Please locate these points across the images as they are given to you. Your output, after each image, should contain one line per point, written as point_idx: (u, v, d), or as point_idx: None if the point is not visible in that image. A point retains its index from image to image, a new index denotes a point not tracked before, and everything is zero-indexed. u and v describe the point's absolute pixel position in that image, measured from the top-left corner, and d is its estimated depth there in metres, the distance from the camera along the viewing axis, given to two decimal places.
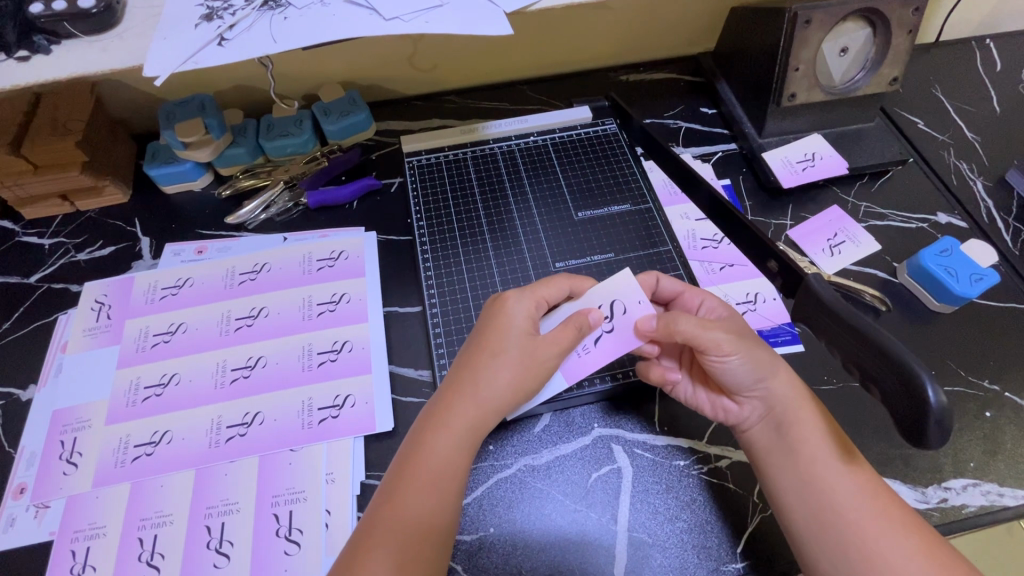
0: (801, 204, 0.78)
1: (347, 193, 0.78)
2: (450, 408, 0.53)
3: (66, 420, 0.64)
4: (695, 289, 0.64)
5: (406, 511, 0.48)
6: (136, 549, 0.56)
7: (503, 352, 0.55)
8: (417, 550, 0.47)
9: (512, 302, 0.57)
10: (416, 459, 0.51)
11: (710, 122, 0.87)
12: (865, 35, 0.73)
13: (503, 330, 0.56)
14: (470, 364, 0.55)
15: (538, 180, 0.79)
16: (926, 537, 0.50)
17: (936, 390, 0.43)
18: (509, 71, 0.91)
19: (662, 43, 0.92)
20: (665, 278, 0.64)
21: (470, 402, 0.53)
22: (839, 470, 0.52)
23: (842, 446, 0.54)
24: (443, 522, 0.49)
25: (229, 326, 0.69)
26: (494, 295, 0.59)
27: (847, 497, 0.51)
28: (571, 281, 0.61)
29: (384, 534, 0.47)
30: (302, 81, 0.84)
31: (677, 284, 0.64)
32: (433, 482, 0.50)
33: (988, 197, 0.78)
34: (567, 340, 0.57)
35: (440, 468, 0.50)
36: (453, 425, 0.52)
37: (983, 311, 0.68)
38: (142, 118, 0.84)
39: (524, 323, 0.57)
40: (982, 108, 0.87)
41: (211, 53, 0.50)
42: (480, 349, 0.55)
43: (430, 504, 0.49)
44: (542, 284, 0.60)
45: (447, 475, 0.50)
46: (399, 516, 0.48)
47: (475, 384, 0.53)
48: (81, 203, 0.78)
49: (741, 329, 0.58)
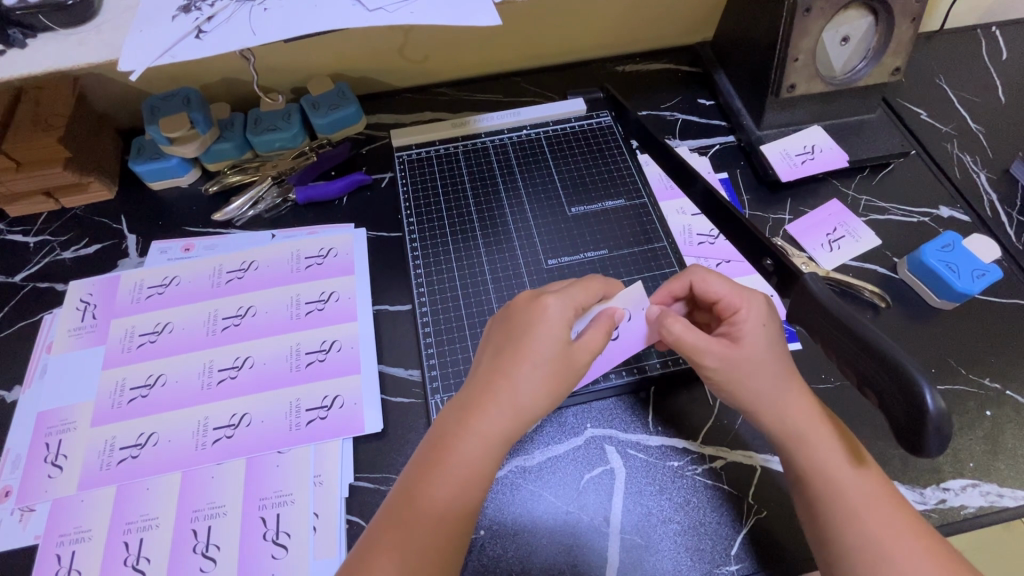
0: (800, 198, 0.76)
1: (337, 188, 0.77)
2: (482, 411, 0.49)
3: (50, 422, 0.63)
4: (744, 296, 0.55)
5: (430, 504, 0.46)
6: (121, 554, 0.55)
7: (538, 356, 0.50)
8: (437, 554, 0.45)
9: (553, 305, 0.52)
10: (443, 460, 0.47)
11: (708, 114, 0.85)
12: (867, 24, 0.70)
13: (540, 331, 0.51)
14: (500, 365, 0.50)
15: (531, 175, 0.78)
16: (945, 548, 0.46)
17: (934, 395, 0.42)
18: (502, 62, 0.89)
19: (659, 33, 0.90)
20: (710, 279, 0.57)
21: (508, 406, 0.49)
22: (850, 472, 0.49)
23: (853, 447, 0.51)
24: (466, 524, 0.47)
25: (216, 326, 0.67)
26: (528, 293, 0.54)
27: (859, 499, 0.48)
28: (607, 286, 0.58)
29: (405, 531, 0.45)
30: (290, 74, 0.83)
31: (723, 287, 0.56)
32: (461, 483, 0.47)
33: (991, 191, 0.76)
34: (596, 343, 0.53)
35: (467, 470, 0.47)
36: (485, 427, 0.48)
37: (985, 308, 0.67)
38: (129, 114, 0.83)
39: (563, 325, 0.52)
40: (987, 98, 0.85)
41: (188, 45, 0.48)
42: (514, 348, 0.50)
43: (455, 503, 0.47)
44: (581, 288, 0.55)
45: (474, 477, 0.47)
46: (420, 509, 0.46)
47: (507, 388, 0.49)
48: (65, 200, 0.77)
49: (749, 355, 0.52)
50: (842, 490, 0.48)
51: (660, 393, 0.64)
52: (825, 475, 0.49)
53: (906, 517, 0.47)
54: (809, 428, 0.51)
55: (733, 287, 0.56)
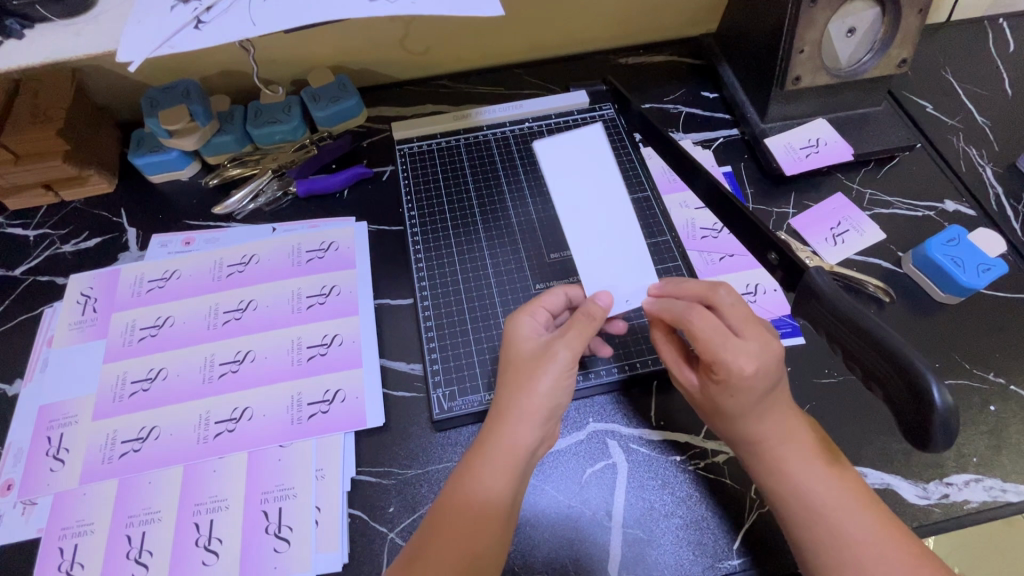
0: (803, 191, 0.76)
1: (337, 181, 0.76)
2: (500, 421, 0.49)
3: (52, 416, 0.63)
4: (728, 361, 0.47)
5: (480, 496, 0.46)
6: (123, 547, 0.55)
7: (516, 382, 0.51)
8: (476, 552, 0.45)
9: (515, 339, 0.53)
10: (473, 464, 0.48)
11: (711, 107, 0.84)
12: (873, 15, 0.69)
13: (521, 362, 0.52)
14: (509, 385, 0.51)
15: (532, 168, 0.77)
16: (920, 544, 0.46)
17: (941, 390, 0.43)
18: (503, 54, 0.88)
19: (662, 24, 0.89)
20: (695, 334, 0.49)
21: (507, 424, 0.49)
22: (824, 471, 0.49)
23: (819, 445, 0.51)
24: (495, 526, 0.46)
25: (216, 320, 0.67)
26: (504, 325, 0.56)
27: (837, 498, 0.48)
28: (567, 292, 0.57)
29: (450, 527, 0.45)
30: (290, 66, 0.82)
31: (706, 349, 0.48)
32: (496, 484, 0.47)
33: (997, 184, 0.75)
34: (578, 341, 0.52)
35: (497, 474, 0.47)
36: (510, 443, 0.48)
37: (990, 303, 0.67)
38: (128, 106, 0.83)
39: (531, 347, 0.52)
40: (993, 90, 0.84)
41: (187, 36, 0.47)
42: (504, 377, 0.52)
43: (505, 496, 0.47)
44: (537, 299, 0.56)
45: (500, 482, 0.47)
46: (469, 499, 0.46)
47: (520, 403, 0.49)
48: (65, 193, 0.77)
49: (713, 403, 0.51)
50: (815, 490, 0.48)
51: (662, 386, 0.64)
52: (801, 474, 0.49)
53: (876, 515, 0.47)
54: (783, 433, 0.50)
55: (723, 349, 0.48)
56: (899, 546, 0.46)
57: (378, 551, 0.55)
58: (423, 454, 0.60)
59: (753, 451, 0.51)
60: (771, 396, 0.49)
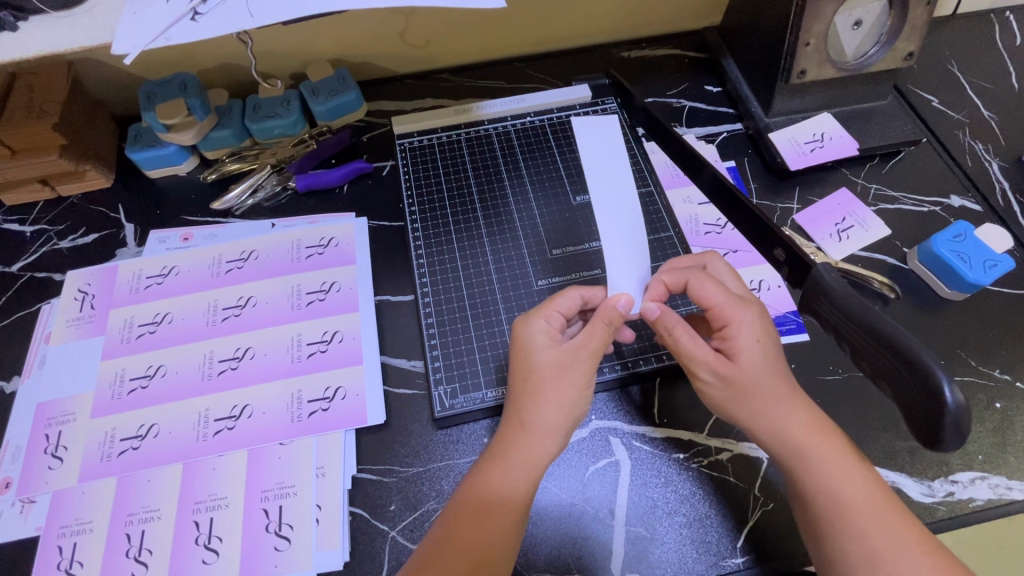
0: (808, 186, 0.75)
1: (337, 176, 0.75)
2: (522, 431, 0.49)
3: (50, 413, 0.62)
4: (737, 308, 0.51)
5: (496, 494, 0.47)
6: (123, 545, 0.55)
7: (535, 390, 0.49)
8: (488, 560, 0.45)
9: (534, 342, 0.51)
10: (493, 474, 0.48)
11: (715, 101, 0.83)
12: (880, 7, 0.68)
13: (541, 369, 0.50)
14: (530, 389, 0.50)
15: (534, 163, 0.76)
16: (935, 542, 0.46)
17: (953, 389, 0.42)
18: (505, 46, 0.87)
19: (665, 17, 0.88)
20: (705, 289, 0.52)
21: (527, 435, 0.48)
22: (839, 468, 0.48)
23: (840, 441, 0.50)
24: (512, 535, 0.47)
25: (216, 316, 0.67)
26: (512, 326, 0.54)
27: (856, 494, 0.47)
28: (583, 290, 0.55)
29: (465, 532, 0.46)
30: (288, 59, 0.81)
31: (717, 295, 0.52)
32: (516, 497, 0.47)
33: (1003, 179, 0.75)
34: (597, 343, 0.51)
35: (516, 486, 0.47)
36: (532, 449, 0.48)
37: (996, 299, 0.66)
38: (124, 100, 0.82)
39: (548, 350, 0.51)
40: (999, 84, 0.83)
41: (183, 28, 0.45)
42: (521, 384, 0.50)
43: (523, 503, 0.47)
44: (549, 299, 0.54)
45: (519, 492, 0.47)
46: (485, 496, 0.47)
47: (541, 408, 0.49)
48: (61, 188, 0.76)
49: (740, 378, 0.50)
50: (835, 486, 0.47)
51: (665, 383, 0.64)
52: (812, 472, 0.48)
53: (892, 512, 0.46)
54: (798, 433, 0.49)
55: (728, 296, 0.52)
56: (912, 544, 0.45)
57: (379, 549, 0.55)
58: (424, 452, 0.60)
59: (768, 444, 0.50)
60: (782, 361, 0.51)
